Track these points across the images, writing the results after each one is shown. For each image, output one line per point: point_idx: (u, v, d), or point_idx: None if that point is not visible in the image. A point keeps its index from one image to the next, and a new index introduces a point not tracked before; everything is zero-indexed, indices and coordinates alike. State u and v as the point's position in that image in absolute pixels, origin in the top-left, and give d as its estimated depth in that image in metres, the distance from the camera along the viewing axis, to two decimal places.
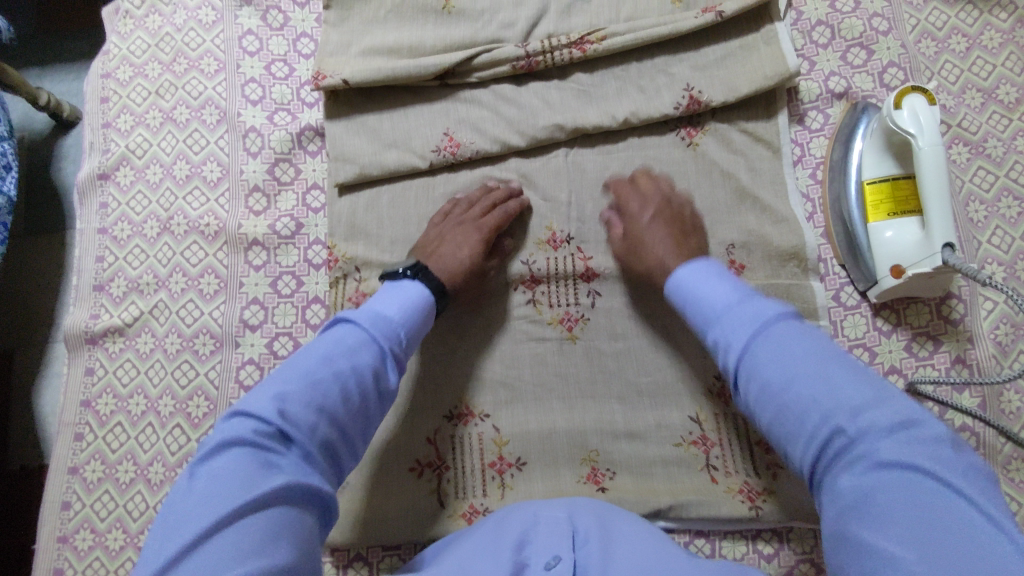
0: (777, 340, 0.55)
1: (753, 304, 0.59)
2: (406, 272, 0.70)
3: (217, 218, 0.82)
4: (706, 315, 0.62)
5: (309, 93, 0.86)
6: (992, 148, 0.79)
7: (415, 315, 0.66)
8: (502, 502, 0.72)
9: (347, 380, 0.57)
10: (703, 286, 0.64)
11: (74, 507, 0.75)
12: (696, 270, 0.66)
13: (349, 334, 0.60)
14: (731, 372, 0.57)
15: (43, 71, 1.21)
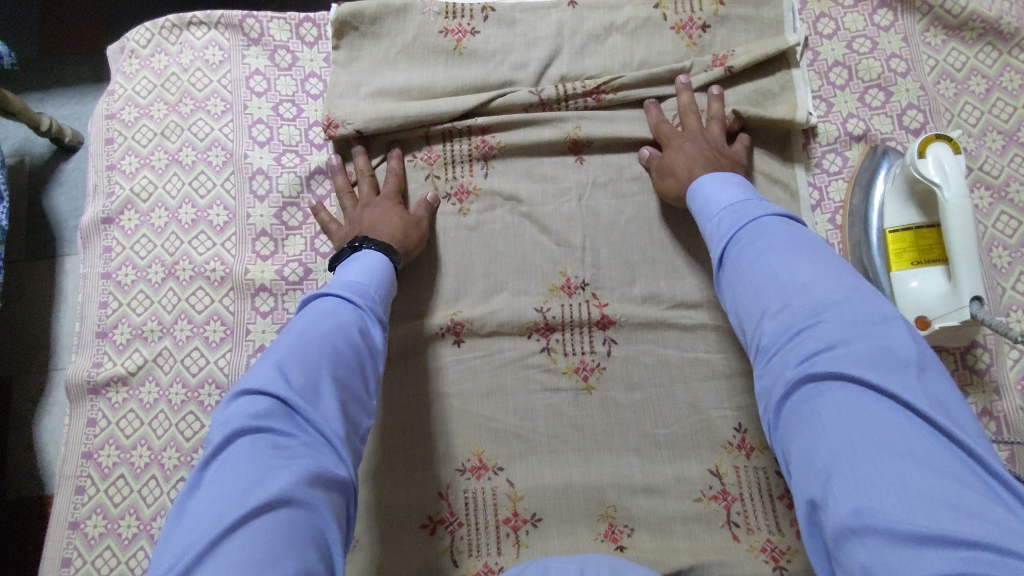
0: (754, 237, 0.59)
1: (747, 208, 0.63)
2: (354, 245, 0.72)
3: (223, 264, 0.80)
4: (707, 216, 0.66)
5: (318, 135, 0.85)
6: (1015, 193, 0.78)
7: (381, 280, 0.67)
8: (517, 561, 0.70)
9: (337, 339, 0.56)
10: (709, 196, 0.67)
11: (74, 564, 0.73)
12: (714, 178, 0.69)
13: (329, 300, 0.60)
14: (719, 257, 0.62)
15: (43, 99, 1.19)
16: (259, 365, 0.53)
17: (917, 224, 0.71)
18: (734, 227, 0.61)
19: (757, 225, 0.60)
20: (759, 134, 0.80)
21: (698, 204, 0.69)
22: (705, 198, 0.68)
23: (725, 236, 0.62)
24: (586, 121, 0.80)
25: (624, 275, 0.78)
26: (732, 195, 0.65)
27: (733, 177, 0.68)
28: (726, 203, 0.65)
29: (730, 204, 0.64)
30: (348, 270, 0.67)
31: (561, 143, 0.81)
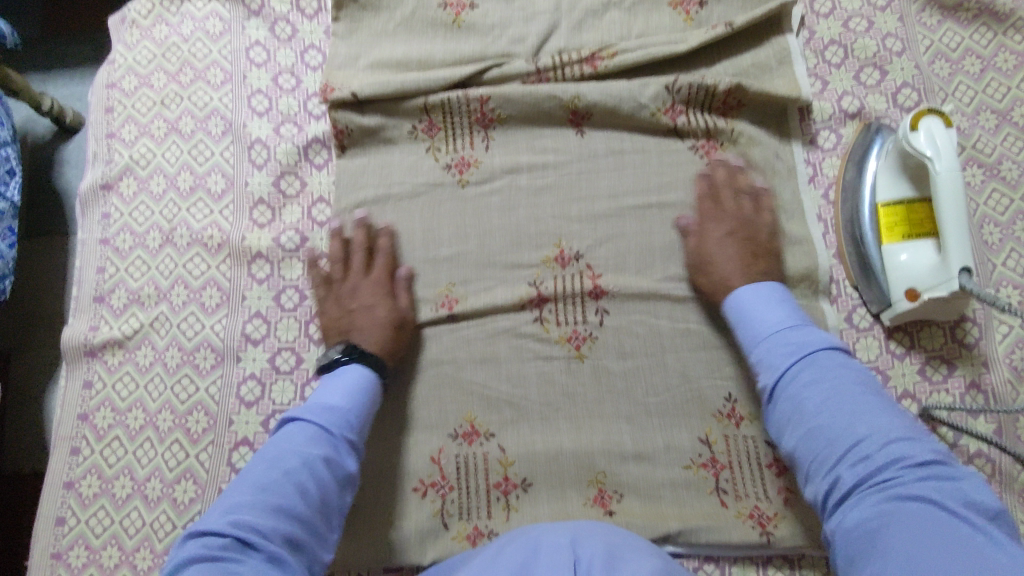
0: (821, 366, 0.62)
1: (802, 331, 0.65)
2: (342, 356, 0.71)
3: (221, 231, 0.81)
4: (752, 333, 0.68)
5: (316, 105, 0.85)
6: (1008, 171, 0.78)
7: (361, 398, 0.68)
8: (507, 524, 0.71)
9: (300, 477, 0.60)
10: (759, 308, 0.68)
11: (69, 523, 0.74)
12: (758, 292, 0.70)
13: (300, 431, 0.64)
14: (769, 392, 0.64)
15: (46, 77, 1.20)
16: (218, 506, 0.58)
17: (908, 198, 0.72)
18: (791, 351, 0.64)
19: (824, 360, 0.63)
20: (757, 110, 0.81)
21: (736, 314, 0.70)
22: (745, 310, 0.69)
23: (782, 358, 0.64)
24: (585, 92, 0.80)
25: (617, 248, 0.78)
26: (779, 319, 0.67)
27: (771, 288, 0.70)
28: (783, 322, 0.67)
29: (786, 322, 0.67)
30: (327, 389, 0.68)
31: (560, 115, 0.81)
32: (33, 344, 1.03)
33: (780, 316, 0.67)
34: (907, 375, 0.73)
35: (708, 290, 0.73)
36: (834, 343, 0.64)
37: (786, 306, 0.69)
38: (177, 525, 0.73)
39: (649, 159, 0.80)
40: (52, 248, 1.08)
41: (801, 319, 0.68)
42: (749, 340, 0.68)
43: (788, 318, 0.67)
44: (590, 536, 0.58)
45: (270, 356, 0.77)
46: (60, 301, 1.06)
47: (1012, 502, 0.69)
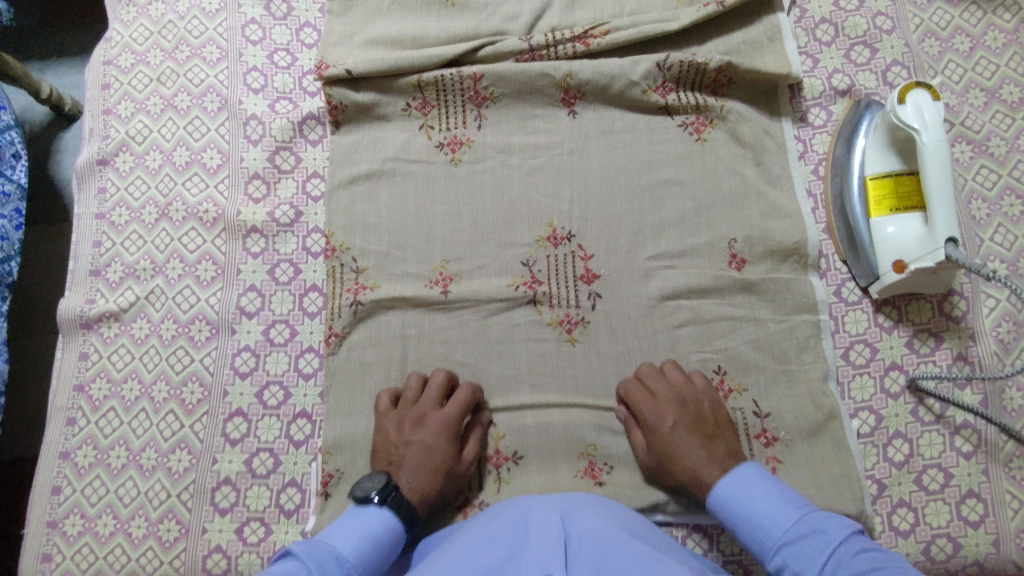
0: (841, 562, 0.53)
1: (818, 523, 0.57)
2: (375, 497, 0.63)
3: (216, 205, 0.81)
4: (763, 540, 0.59)
5: (311, 83, 0.86)
6: (995, 147, 0.79)
7: (371, 555, 0.60)
8: (498, 496, 0.71)
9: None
10: (757, 501, 0.61)
11: (64, 492, 0.75)
12: (741, 479, 0.63)
13: (300, 574, 0.53)
14: None
15: (45, 65, 1.20)
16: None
17: (897, 171, 0.73)
18: (799, 552, 0.56)
19: (832, 546, 0.54)
20: (746, 88, 0.82)
21: (733, 514, 0.62)
22: (739, 510, 0.61)
23: (795, 558, 0.56)
24: (577, 70, 0.80)
25: (610, 226, 0.78)
26: (780, 513, 0.59)
27: (747, 472, 0.63)
28: (782, 516, 0.59)
29: (784, 513, 0.59)
30: (342, 531, 0.60)
31: (552, 93, 0.82)
32: (37, 334, 1.06)
33: (775, 508, 0.59)
34: (895, 348, 0.74)
35: (680, 481, 0.67)
36: (840, 524, 0.56)
37: (779, 492, 0.61)
38: (171, 494, 0.74)
39: (640, 136, 0.81)
40: (56, 237, 1.10)
41: (802, 503, 0.60)
42: (759, 547, 0.59)
43: (785, 508, 0.59)
44: (580, 515, 0.59)
45: (264, 328, 0.78)
46: (55, 287, 1.09)
47: (998, 472, 0.70)
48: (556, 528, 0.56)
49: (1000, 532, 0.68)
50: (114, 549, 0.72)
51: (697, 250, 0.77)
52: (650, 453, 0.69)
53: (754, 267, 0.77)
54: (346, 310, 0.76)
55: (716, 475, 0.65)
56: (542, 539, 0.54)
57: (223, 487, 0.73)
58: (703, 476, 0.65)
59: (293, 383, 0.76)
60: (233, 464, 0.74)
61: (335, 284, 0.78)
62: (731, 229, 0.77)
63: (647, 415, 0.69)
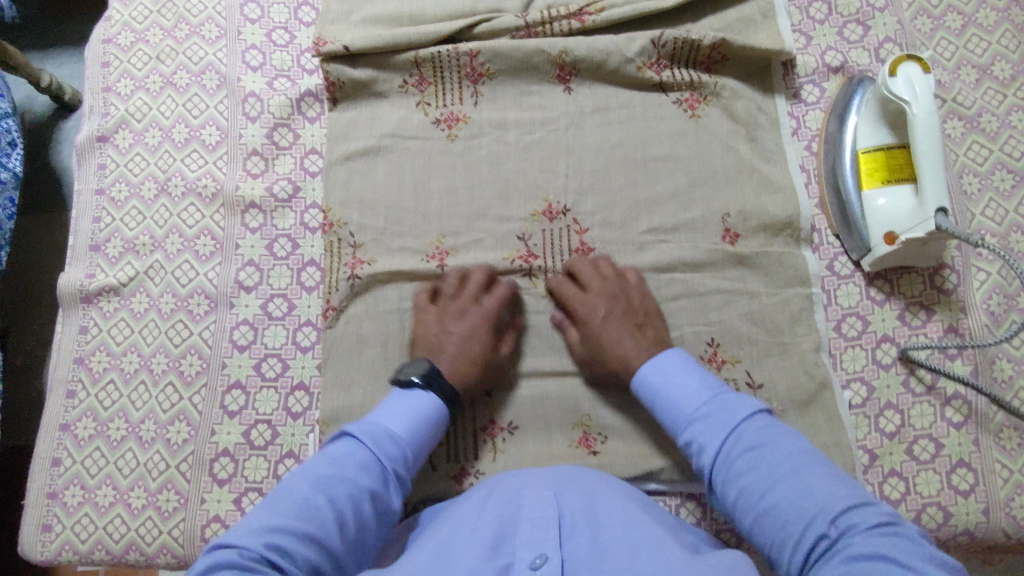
0: (751, 437, 0.57)
1: (725, 401, 0.61)
2: (417, 380, 0.67)
3: (215, 181, 0.82)
4: (676, 416, 0.62)
5: (309, 61, 0.87)
6: (987, 123, 0.80)
7: (423, 429, 0.65)
8: (494, 465, 0.72)
9: (342, 507, 0.56)
10: (672, 383, 0.64)
11: (64, 464, 0.75)
12: (662, 364, 0.66)
13: (353, 453, 0.60)
14: (706, 474, 0.58)
15: (46, 52, 1.21)
16: (254, 520, 0.53)
17: (888, 144, 0.74)
18: (707, 426, 0.59)
19: (742, 427, 0.58)
20: (740, 65, 0.82)
21: (653, 392, 0.65)
22: (660, 388, 0.65)
23: (703, 432, 0.60)
24: (573, 47, 0.81)
25: (605, 201, 0.79)
26: (695, 391, 0.62)
27: (673, 356, 0.66)
28: (697, 395, 0.62)
29: (699, 392, 0.62)
30: (390, 407, 0.65)
31: (548, 70, 0.83)
32: (38, 318, 1.07)
33: (693, 389, 0.62)
34: (886, 321, 0.75)
35: (610, 371, 0.70)
36: (746, 407, 0.59)
37: (695, 374, 0.64)
38: (171, 465, 0.74)
39: (635, 113, 0.81)
40: (57, 223, 1.11)
41: (714, 384, 0.63)
42: (672, 421, 0.63)
43: (701, 389, 0.62)
44: (573, 489, 0.59)
45: (263, 302, 0.79)
46: (50, 276, 1.09)
47: (988, 442, 0.71)
48: (550, 506, 0.55)
49: (989, 500, 0.69)
50: (113, 519, 0.73)
51: (690, 224, 0.78)
52: (585, 345, 0.72)
53: (747, 241, 0.77)
54: (343, 283, 0.77)
55: (643, 360, 0.68)
56: (535, 517, 0.54)
57: (222, 458, 0.74)
58: (631, 362, 0.68)
59: (291, 356, 0.77)
60: (231, 435, 0.75)
61: (332, 259, 0.78)
62: (725, 203, 0.78)
63: (580, 307, 0.73)
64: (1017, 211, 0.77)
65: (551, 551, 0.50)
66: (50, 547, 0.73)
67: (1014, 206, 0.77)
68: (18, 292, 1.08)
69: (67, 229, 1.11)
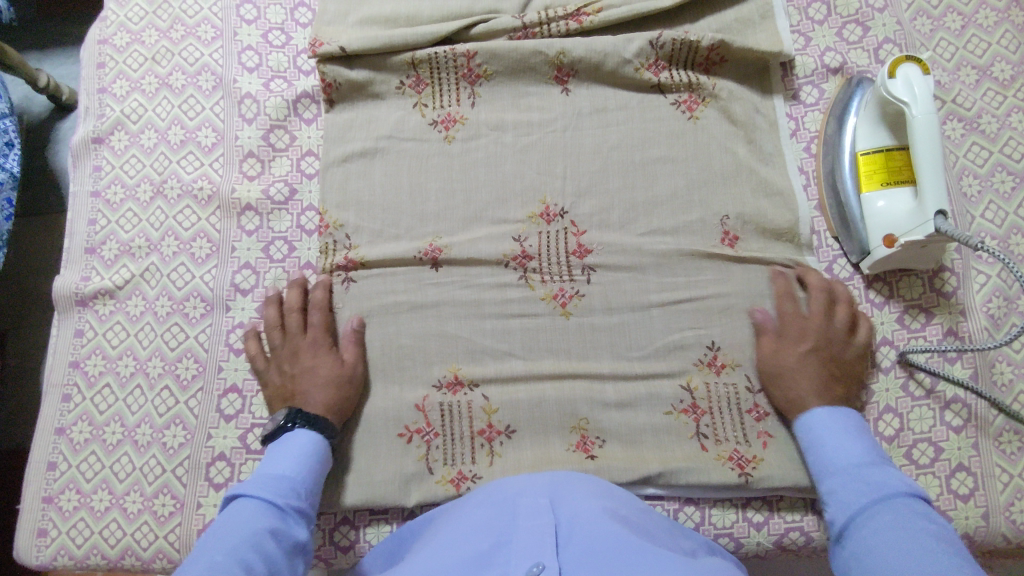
0: (894, 508, 0.55)
1: (882, 472, 0.59)
2: (286, 424, 0.68)
3: (211, 183, 0.82)
4: (826, 466, 0.64)
5: (306, 62, 0.86)
6: (987, 124, 0.79)
7: (311, 464, 0.66)
8: (491, 469, 0.72)
9: (245, 554, 0.53)
10: (834, 439, 0.65)
11: (60, 468, 0.75)
12: (829, 417, 0.66)
13: (246, 506, 0.59)
14: (838, 531, 0.58)
15: (43, 54, 1.20)
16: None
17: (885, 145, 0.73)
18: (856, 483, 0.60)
19: (889, 489, 0.57)
20: (738, 66, 0.82)
21: (812, 440, 0.66)
22: (821, 439, 0.65)
23: (849, 487, 0.60)
24: (570, 48, 0.81)
25: (603, 203, 0.79)
26: (852, 450, 0.63)
27: (835, 414, 0.66)
28: (853, 453, 0.62)
29: (860, 451, 0.62)
30: (273, 458, 0.65)
31: (545, 71, 0.82)
32: (34, 320, 1.07)
33: (852, 448, 0.63)
34: (886, 324, 0.75)
35: (779, 401, 0.70)
36: (905, 479, 0.58)
37: (865, 440, 0.64)
38: (167, 469, 0.74)
39: (634, 113, 0.81)
40: (53, 225, 1.10)
41: (881, 455, 0.62)
42: (823, 473, 0.64)
43: (861, 451, 0.62)
44: (569, 499, 0.58)
45: (259, 305, 0.78)
46: (45, 278, 1.09)
47: (988, 446, 0.71)
48: (546, 514, 0.55)
49: (989, 505, 0.69)
50: (109, 524, 0.73)
51: (688, 227, 0.77)
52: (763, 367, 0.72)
53: (746, 243, 0.77)
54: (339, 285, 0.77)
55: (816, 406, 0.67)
56: (531, 526, 0.53)
57: (218, 462, 0.74)
58: (805, 399, 0.68)
59: None
60: (228, 439, 0.74)
61: (328, 260, 0.78)
62: (723, 205, 0.78)
63: (791, 331, 0.72)
64: (1017, 213, 0.76)
65: (546, 559, 0.49)
66: (46, 552, 0.72)
67: (1015, 208, 0.76)
68: (14, 294, 1.08)
69: (61, 231, 1.10)
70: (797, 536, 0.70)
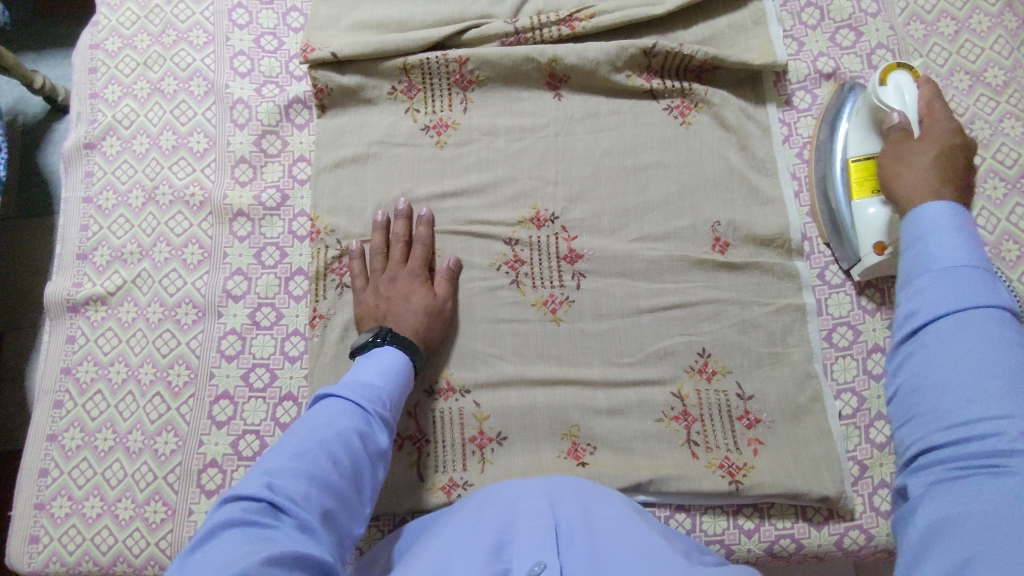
0: (982, 342, 0.41)
1: (975, 282, 0.43)
2: (376, 339, 0.69)
3: (203, 188, 0.82)
4: (920, 265, 0.46)
5: (298, 67, 0.86)
6: (979, 130, 0.79)
7: (396, 379, 0.65)
8: (482, 476, 0.72)
9: (334, 448, 0.56)
10: (937, 239, 0.46)
11: (52, 475, 0.75)
12: (935, 216, 0.47)
13: (335, 404, 0.60)
14: (905, 342, 0.45)
15: (38, 58, 1.20)
16: (253, 469, 0.53)
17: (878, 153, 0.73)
18: (941, 294, 0.44)
19: (975, 320, 0.42)
20: (730, 73, 0.82)
21: (919, 233, 0.48)
22: (924, 235, 0.47)
23: (934, 301, 0.44)
24: (562, 54, 0.80)
25: (595, 209, 0.79)
26: (951, 261, 0.45)
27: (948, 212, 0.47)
28: (950, 259, 0.45)
29: (964, 255, 0.45)
30: (363, 367, 0.65)
31: (537, 77, 0.82)
32: (24, 324, 1.06)
33: (950, 252, 0.45)
34: (877, 331, 0.74)
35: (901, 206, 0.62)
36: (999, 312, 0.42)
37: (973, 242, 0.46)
38: (158, 476, 0.74)
39: (626, 118, 0.81)
40: (41, 227, 1.09)
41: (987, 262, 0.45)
42: (910, 269, 0.47)
43: (957, 254, 0.45)
44: (566, 499, 0.58)
45: (250, 311, 0.78)
46: (33, 281, 1.08)
47: None
48: (546, 514, 0.55)
49: None
50: (101, 530, 0.73)
51: (679, 232, 0.77)
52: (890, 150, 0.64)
53: (737, 250, 0.77)
54: (332, 290, 0.77)
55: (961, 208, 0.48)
56: (531, 525, 0.54)
57: (210, 469, 0.74)
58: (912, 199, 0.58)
59: (279, 366, 0.77)
60: (219, 446, 0.74)
61: (319, 264, 0.78)
62: (715, 212, 0.78)
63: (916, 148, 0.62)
64: (1009, 219, 0.76)
65: (549, 558, 0.50)
66: (38, 558, 0.72)
67: (1007, 214, 0.76)
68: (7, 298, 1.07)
69: (50, 234, 1.09)
70: (788, 543, 0.70)
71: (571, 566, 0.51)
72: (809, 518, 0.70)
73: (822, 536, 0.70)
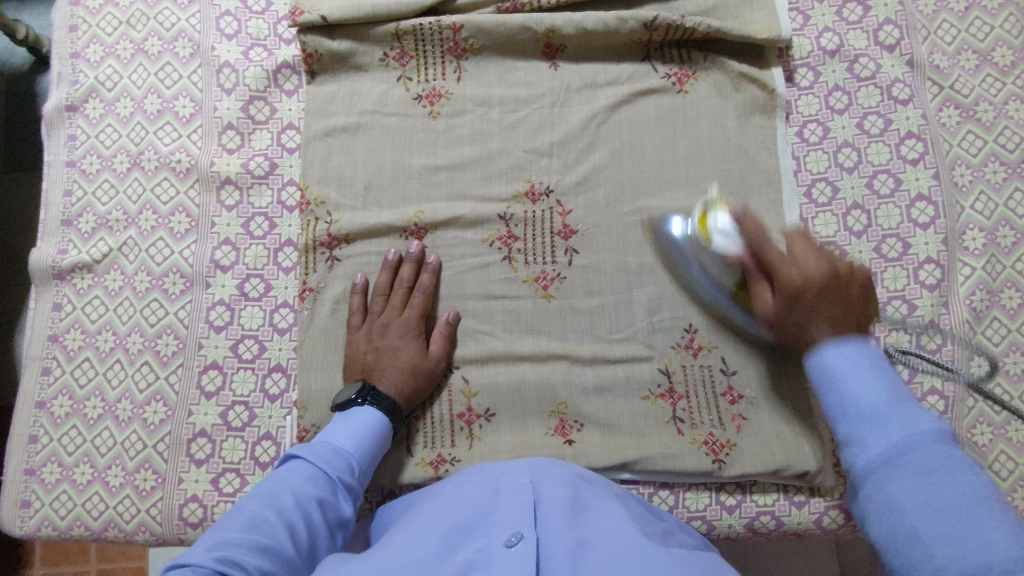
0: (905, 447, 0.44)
1: (905, 417, 0.45)
2: (356, 397, 0.68)
3: (189, 155, 0.80)
4: (840, 414, 0.48)
5: (286, 29, 0.83)
6: (983, 112, 0.78)
7: (369, 441, 0.66)
8: (470, 452, 0.72)
9: (293, 517, 0.56)
10: (848, 378, 0.49)
11: (41, 441, 0.75)
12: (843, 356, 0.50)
13: (300, 470, 0.61)
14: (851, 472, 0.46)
15: (21, 5, 1.15)
16: (205, 538, 0.52)
17: (744, 278, 0.68)
18: (883, 434, 0.45)
19: (902, 420, 0.45)
20: (732, 46, 0.80)
21: (821, 380, 0.51)
22: (835, 378, 0.50)
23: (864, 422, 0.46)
24: (560, 25, 0.78)
25: (588, 182, 0.77)
26: (873, 391, 0.47)
27: (853, 347, 0.51)
28: (876, 396, 0.47)
29: (878, 396, 0.47)
30: (335, 426, 0.67)
31: (534, 47, 0.80)
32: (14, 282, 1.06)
33: (873, 391, 0.47)
34: None
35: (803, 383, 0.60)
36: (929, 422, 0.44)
37: (880, 373, 0.48)
38: (148, 445, 0.74)
39: (622, 87, 0.79)
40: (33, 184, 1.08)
41: (907, 398, 0.47)
42: (835, 416, 0.49)
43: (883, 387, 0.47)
44: (551, 479, 0.59)
45: (239, 283, 0.77)
46: (28, 239, 1.08)
47: (960, 437, 0.71)
48: (526, 490, 0.56)
49: None
50: (92, 497, 0.73)
51: (674, 204, 0.76)
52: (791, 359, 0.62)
53: None
54: (322, 264, 0.76)
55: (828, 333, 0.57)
56: (511, 501, 0.54)
57: (199, 439, 0.74)
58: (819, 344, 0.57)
59: (267, 338, 0.76)
60: (208, 416, 0.75)
61: (308, 236, 0.77)
62: (710, 182, 0.76)
63: (789, 270, 0.61)
64: (1007, 205, 0.75)
65: (526, 529, 0.50)
66: (29, 523, 0.73)
67: (1005, 200, 0.75)
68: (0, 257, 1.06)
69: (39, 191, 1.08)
70: (768, 520, 0.71)
71: (550, 539, 0.51)
72: (791, 496, 0.71)
73: (802, 514, 0.71)
